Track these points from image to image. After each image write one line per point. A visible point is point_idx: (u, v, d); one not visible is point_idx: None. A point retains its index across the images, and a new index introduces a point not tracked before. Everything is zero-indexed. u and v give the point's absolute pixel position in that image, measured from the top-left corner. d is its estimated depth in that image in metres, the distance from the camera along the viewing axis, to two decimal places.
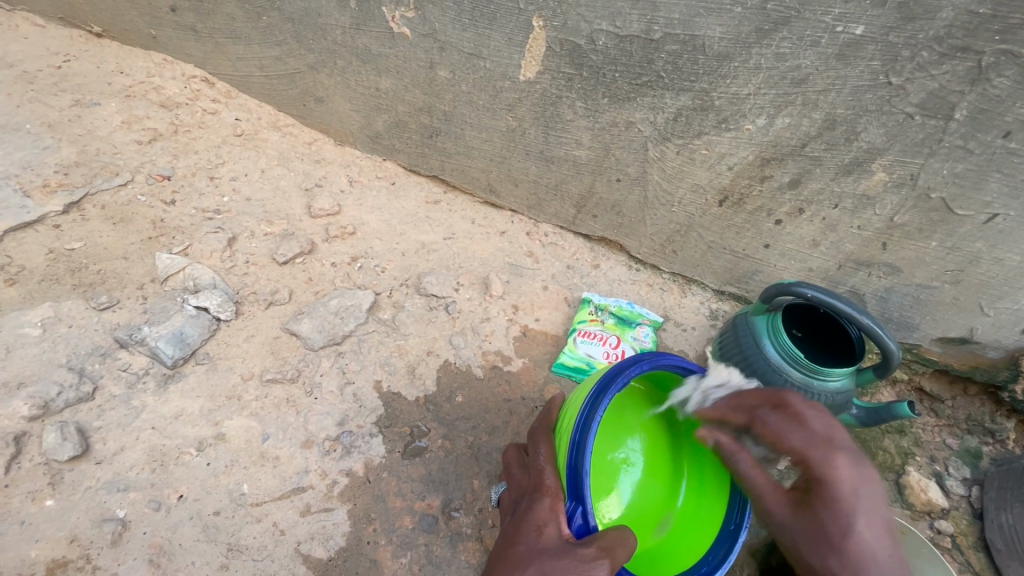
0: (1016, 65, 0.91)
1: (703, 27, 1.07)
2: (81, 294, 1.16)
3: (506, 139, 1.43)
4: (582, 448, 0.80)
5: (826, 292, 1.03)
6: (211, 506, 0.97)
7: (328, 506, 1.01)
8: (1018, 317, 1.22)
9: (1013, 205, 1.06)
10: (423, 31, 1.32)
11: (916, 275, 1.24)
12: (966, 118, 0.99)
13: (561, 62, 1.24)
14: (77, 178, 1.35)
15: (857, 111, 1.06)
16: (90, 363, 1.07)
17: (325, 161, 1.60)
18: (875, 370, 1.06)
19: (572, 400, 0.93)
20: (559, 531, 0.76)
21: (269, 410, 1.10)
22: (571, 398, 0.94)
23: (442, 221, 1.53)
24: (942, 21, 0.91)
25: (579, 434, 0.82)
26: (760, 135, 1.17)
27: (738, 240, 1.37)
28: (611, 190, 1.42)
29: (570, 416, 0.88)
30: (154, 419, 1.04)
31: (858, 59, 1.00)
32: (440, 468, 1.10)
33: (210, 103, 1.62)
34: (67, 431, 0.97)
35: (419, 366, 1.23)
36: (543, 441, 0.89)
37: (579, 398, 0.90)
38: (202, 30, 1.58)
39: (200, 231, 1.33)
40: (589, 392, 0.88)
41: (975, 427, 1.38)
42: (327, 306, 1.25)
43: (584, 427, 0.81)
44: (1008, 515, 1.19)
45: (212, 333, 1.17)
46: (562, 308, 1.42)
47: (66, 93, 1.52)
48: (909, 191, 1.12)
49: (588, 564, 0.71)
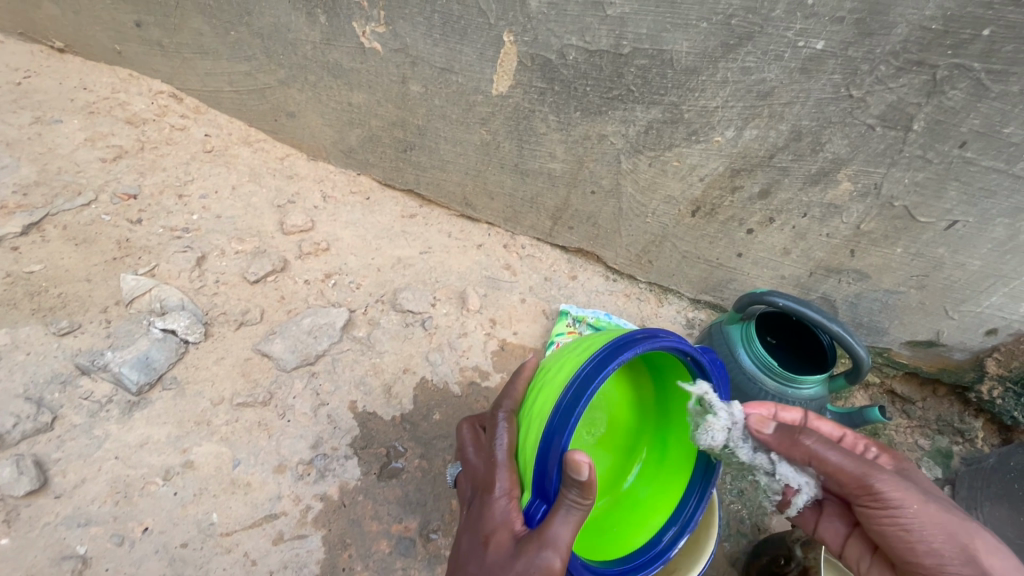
0: (968, 79, 0.94)
1: (671, 42, 1.08)
2: (41, 320, 1.11)
3: (481, 153, 1.43)
4: (558, 445, 0.70)
5: (797, 301, 1.05)
6: (178, 538, 0.94)
7: (302, 533, 0.99)
8: (981, 320, 1.25)
9: (971, 213, 1.09)
10: (394, 47, 1.32)
11: (884, 281, 1.27)
12: (923, 129, 1.02)
13: (532, 77, 1.24)
14: (37, 198, 1.30)
15: (822, 123, 1.08)
16: (49, 392, 1.03)
17: (298, 177, 1.58)
18: (846, 376, 1.07)
19: (548, 380, 0.81)
20: (513, 531, 0.71)
21: (240, 435, 1.07)
22: (546, 376, 0.83)
23: (418, 236, 1.52)
24: (897, 36, 0.94)
25: (557, 432, 0.71)
26: (729, 146, 1.19)
27: (712, 249, 1.38)
28: (586, 203, 1.43)
29: (545, 402, 0.77)
30: (118, 448, 1.01)
31: (820, 73, 1.02)
32: (418, 489, 1.08)
33: (178, 119, 1.59)
34: (23, 465, 0.93)
35: (395, 384, 1.21)
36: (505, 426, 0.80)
37: (558, 379, 0.78)
38: (169, 45, 1.55)
39: (168, 250, 1.30)
40: (571, 378, 0.75)
41: (945, 427, 1.42)
42: (299, 325, 1.23)
43: (564, 425, 0.70)
44: (978, 514, 1.22)
45: (180, 357, 1.13)
46: (540, 321, 1.42)
47: (26, 110, 1.48)
48: (873, 200, 1.15)
49: (532, 562, 0.65)
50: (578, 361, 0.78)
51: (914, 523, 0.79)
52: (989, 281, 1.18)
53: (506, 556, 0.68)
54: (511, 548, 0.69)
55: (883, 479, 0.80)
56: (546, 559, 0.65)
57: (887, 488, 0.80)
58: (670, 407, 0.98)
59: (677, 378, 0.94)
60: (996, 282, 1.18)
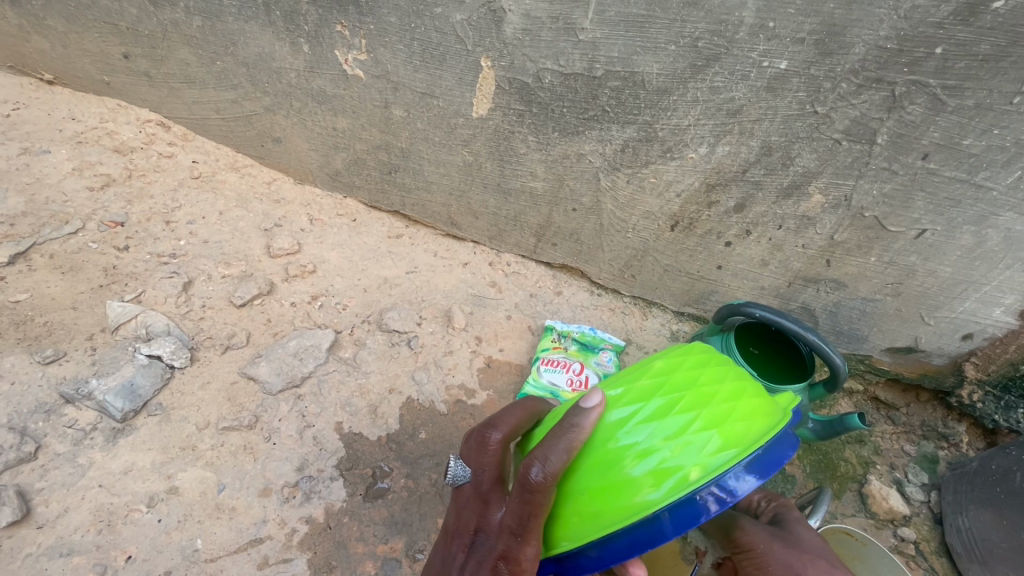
0: (926, 94, 0.98)
1: (642, 64, 1.12)
2: (25, 349, 1.12)
3: (464, 174, 1.46)
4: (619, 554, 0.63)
5: (773, 311, 1.07)
6: (161, 566, 0.94)
7: (287, 557, 0.99)
8: (957, 325, 1.28)
9: (939, 221, 1.12)
10: (376, 73, 1.35)
11: (860, 289, 1.30)
12: (887, 143, 1.06)
13: (510, 99, 1.28)
14: (24, 228, 1.31)
15: (790, 138, 1.11)
16: (33, 421, 1.03)
17: (285, 201, 1.60)
18: (826, 385, 1.09)
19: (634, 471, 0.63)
20: None
21: (225, 459, 1.07)
22: (633, 458, 0.64)
23: (404, 256, 1.54)
24: (856, 56, 0.98)
25: (627, 544, 0.63)
26: (703, 163, 1.22)
27: (692, 263, 1.41)
28: (568, 220, 1.45)
29: (620, 506, 0.62)
30: (102, 476, 1.01)
31: (786, 91, 1.06)
32: (404, 509, 1.08)
33: (166, 147, 1.62)
34: (5, 495, 0.93)
35: (381, 405, 1.22)
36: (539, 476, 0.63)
37: (650, 485, 0.62)
38: (157, 75, 1.58)
39: (154, 276, 1.31)
40: (662, 498, 0.61)
41: (930, 432, 1.43)
42: (286, 348, 1.24)
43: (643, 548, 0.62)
44: (964, 519, 1.23)
45: (166, 382, 1.14)
46: (525, 337, 1.43)
47: (14, 141, 1.50)
48: (845, 211, 1.18)
49: None
50: (675, 465, 0.62)
51: (772, 571, 0.74)
52: (961, 286, 1.21)
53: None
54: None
55: (744, 523, 0.81)
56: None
57: (744, 532, 0.80)
58: None
59: None
60: (968, 287, 1.20)
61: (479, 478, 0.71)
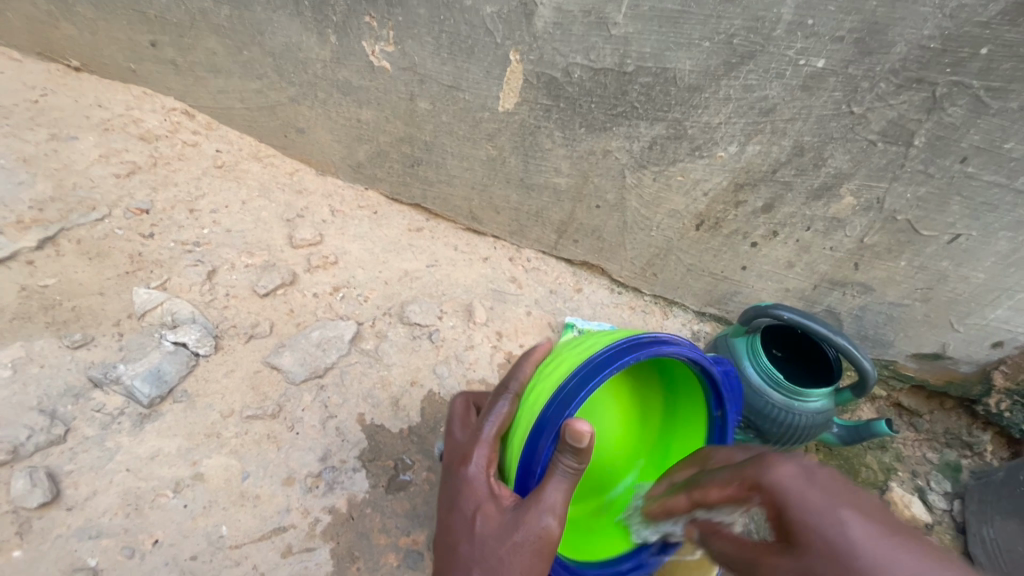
0: (968, 96, 0.96)
1: (674, 61, 1.11)
2: (54, 333, 1.12)
3: (487, 168, 1.45)
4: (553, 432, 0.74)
5: (802, 314, 1.05)
6: (187, 550, 0.96)
7: (311, 546, 1.01)
8: (987, 333, 1.26)
9: (974, 226, 1.10)
10: (403, 65, 1.34)
11: (888, 294, 1.28)
12: (924, 145, 1.04)
13: (538, 94, 1.27)
14: (52, 213, 1.32)
15: (823, 139, 1.10)
16: (62, 405, 1.04)
17: (307, 191, 1.61)
18: (853, 390, 1.08)
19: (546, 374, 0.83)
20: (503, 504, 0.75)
21: (249, 447, 1.08)
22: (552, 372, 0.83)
23: (424, 249, 1.54)
24: (897, 55, 0.96)
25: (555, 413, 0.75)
26: (732, 162, 1.20)
27: (716, 263, 1.40)
28: (591, 216, 1.44)
29: (538, 396, 0.80)
30: (129, 460, 1.02)
31: (821, 90, 1.04)
32: (425, 502, 1.10)
33: (190, 135, 1.62)
34: (36, 477, 0.94)
35: (402, 398, 1.22)
36: (509, 404, 0.80)
37: (559, 373, 0.81)
38: (182, 64, 1.58)
39: (179, 264, 1.32)
40: (575, 371, 0.79)
41: (953, 440, 1.42)
42: (309, 338, 1.24)
43: (569, 400, 0.75)
44: (989, 529, 1.22)
45: (191, 369, 1.15)
46: (546, 333, 1.44)
47: (42, 127, 1.50)
48: (876, 214, 1.16)
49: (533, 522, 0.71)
50: (583, 353, 0.83)
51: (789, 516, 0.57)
52: (993, 293, 1.19)
53: (504, 527, 0.73)
54: (501, 519, 0.74)
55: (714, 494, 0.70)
56: (545, 525, 0.71)
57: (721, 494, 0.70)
58: (677, 414, 1.03)
59: (683, 386, 1.00)
60: (1001, 294, 1.19)
61: (456, 446, 0.83)
